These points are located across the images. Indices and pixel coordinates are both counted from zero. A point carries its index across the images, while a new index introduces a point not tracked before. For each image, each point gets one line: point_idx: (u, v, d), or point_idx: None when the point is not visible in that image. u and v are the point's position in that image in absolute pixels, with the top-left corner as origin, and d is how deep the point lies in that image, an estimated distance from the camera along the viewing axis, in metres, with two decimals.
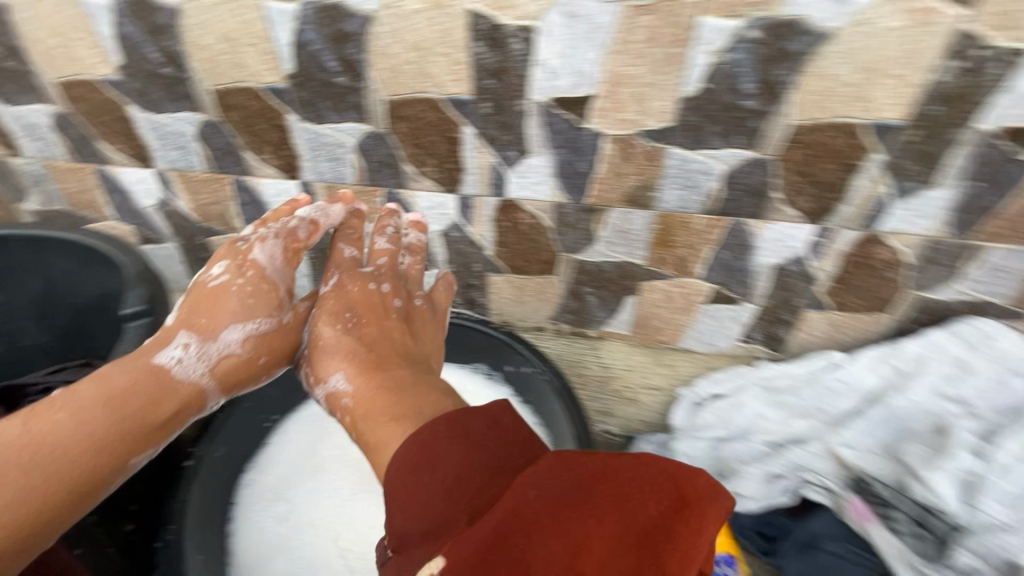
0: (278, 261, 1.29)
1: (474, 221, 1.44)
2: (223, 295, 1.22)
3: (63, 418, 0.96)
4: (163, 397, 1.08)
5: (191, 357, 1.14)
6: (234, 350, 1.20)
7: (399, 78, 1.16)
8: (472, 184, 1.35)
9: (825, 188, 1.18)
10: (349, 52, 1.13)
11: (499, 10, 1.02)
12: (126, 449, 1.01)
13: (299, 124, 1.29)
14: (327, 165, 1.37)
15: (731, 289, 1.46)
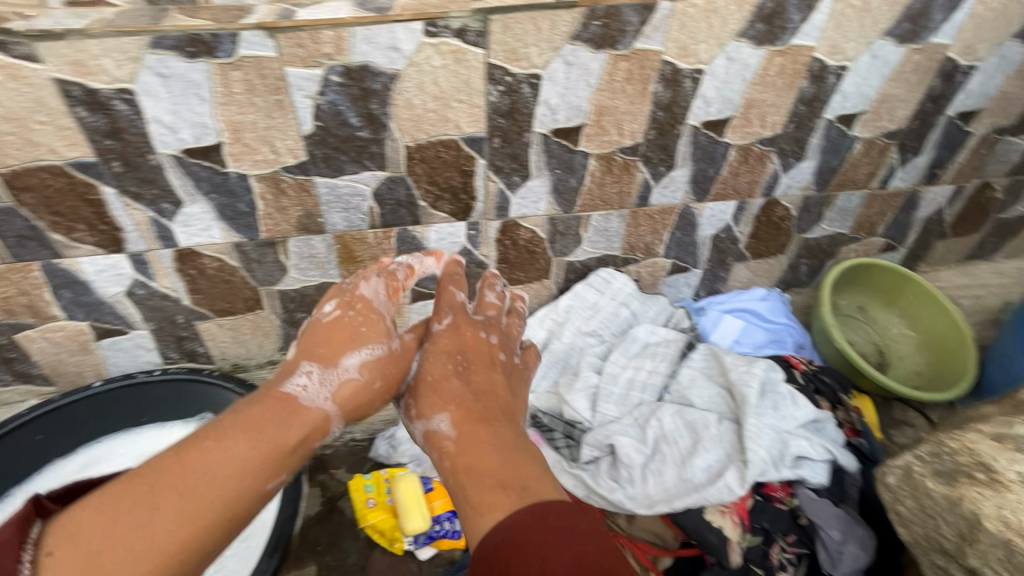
0: (382, 300, 0.87)
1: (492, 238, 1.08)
2: (354, 320, 0.83)
3: (226, 440, 0.67)
4: (352, 405, 0.81)
5: (320, 386, 0.78)
6: (352, 376, 0.80)
7: (429, 134, 0.91)
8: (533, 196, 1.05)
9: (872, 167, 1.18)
10: (353, 116, 0.86)
11: (506, 64, 0.85)
12: (274, 472, 0.69)
13: (286, 177, 0.91)
14: (340, 211, 0.97)
15: (688, 258, 1.23)
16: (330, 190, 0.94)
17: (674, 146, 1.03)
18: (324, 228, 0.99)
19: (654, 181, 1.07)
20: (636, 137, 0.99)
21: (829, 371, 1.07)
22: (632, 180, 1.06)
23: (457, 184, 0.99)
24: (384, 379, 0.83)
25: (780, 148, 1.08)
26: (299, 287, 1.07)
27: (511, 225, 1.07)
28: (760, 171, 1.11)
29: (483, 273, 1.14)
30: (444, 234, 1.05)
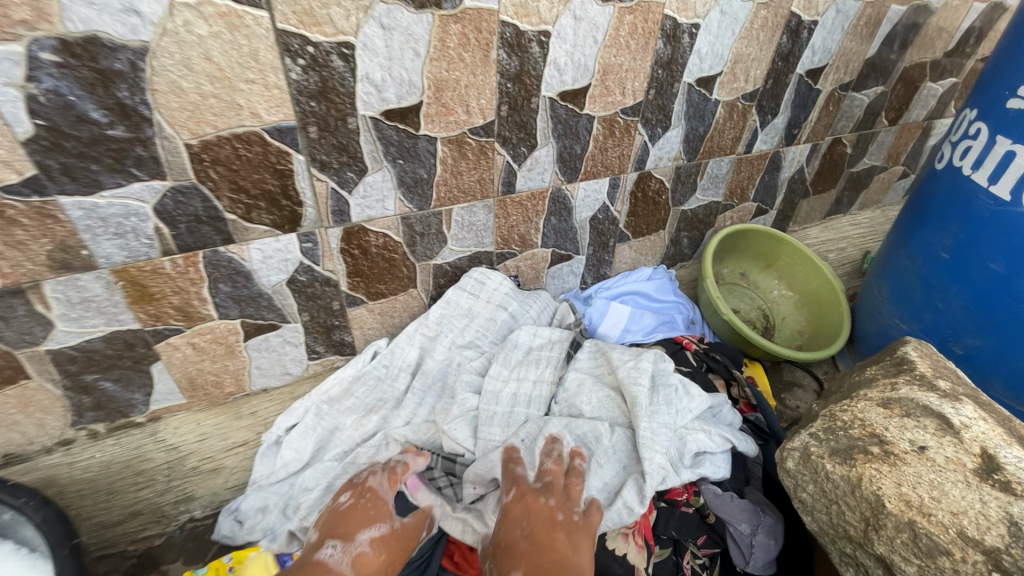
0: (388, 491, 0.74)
1: (332, 251, 0.90)
2: (373, 506, 0.70)
3: None
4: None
5: (344, 554, 0.64)
6: (366, 552, 0.65)
7: (216, 127, 0.70)
8: (370, 195, 0.86)
9: (735, 133, 1.14)
10: (93, 108, 0.63)
11: (302, 30, 0.67)
12: None
13: (11, 201, 0.66)
14: (112, 238, 0.74)
15: (566, 245, 1.13)
16: (89, 211, 0.70)
17: (532, 123, 0.91)
18: (94, 262, 0.74)
19: (516, 164, 0.94)
20: (486, 115, 0.86)
21: (720, 347, 1.03)
22: (491, 165, 0.92)
23: (272, 188, 0.79)
24: (393, 560, 0.66)
25: (645, 118, 1.01)
26: (78, 343, 0.81)
27: (357, 231, 0.89)
28: (628, 144, 1.03)
29: (334, 292, 0.95)
30: (270, 251, 0.85)
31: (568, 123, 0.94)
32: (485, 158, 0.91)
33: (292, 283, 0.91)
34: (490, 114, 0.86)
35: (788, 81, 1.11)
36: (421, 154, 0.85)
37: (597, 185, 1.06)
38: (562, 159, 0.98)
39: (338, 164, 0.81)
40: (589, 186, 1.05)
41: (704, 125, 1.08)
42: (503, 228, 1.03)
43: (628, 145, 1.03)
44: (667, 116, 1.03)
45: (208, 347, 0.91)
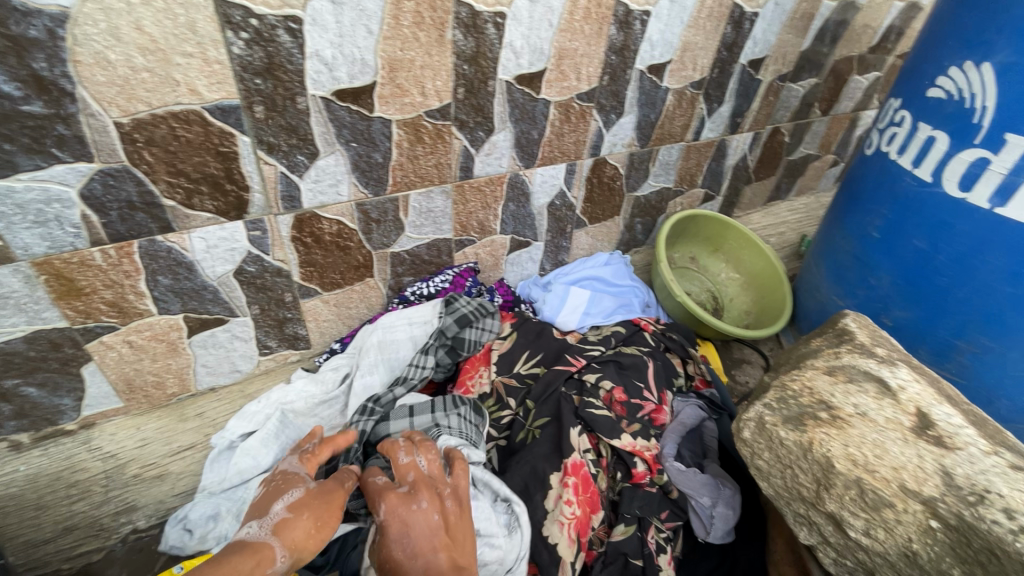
0: (300, 467, 0.66)
1: (284, 238, 0.85)
2: (286, 482, 0.62)
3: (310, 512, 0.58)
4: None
5: (262, 527, 0.55)
6: (285, 520, 0.56)
7: (150, 105, 0.65)
8: (324, 180, 0.83)
9: (685, 119, 1.17)
10: (3, 80, 0.57)
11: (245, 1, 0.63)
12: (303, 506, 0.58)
13: None
14: (31, 227, 0.67)
15: (526, 231, 1.13)
16: (3, 196, 0.63)
17: (490, 106, 0.90)
18: (9, 254, 0.67)
19: (473, 148, 0.93)
20: (443, 97, 0.84)
21: (675, 328, 1.07)
22: (448, 149, 0.90)
23: (214, 171, 0.73)
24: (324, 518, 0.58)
25: (600, 104, 1.02)
26: None
27: (309, 218, 0.85)
28: (584, 130, 1.04)
29: (286, 283, 0.91)
30: (215, 240, 0.80)
31: (525, 107, 0.93)
32: (441, 143, 0.89)
33: (240, 274, 0.85)
34: (447, 96, 0.84)
35: (732, 71, 1.16)
36: (375, 137, 0.83)
37: (554, 171, 1.07)
38: (518, 145, 0.98)
39: (287, 147, 0.76)
40: (546, 171, 1.05)
41: (655, 111, 1.11)
42: (461, 215, 1.01)
43: (583, 131, 1.04)
44: (620, 102, 1.04)
45: (148, 346, 0.85)
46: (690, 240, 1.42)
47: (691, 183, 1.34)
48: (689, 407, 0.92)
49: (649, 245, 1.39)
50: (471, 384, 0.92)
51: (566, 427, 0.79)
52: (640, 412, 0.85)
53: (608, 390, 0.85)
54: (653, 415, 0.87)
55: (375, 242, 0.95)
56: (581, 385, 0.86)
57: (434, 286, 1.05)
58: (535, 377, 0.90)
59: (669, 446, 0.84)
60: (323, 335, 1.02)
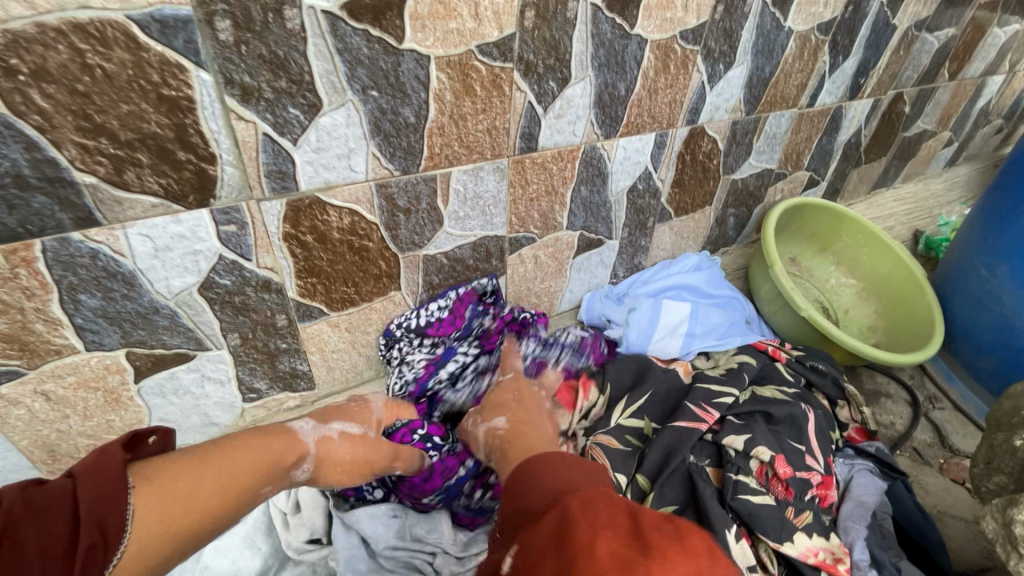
0: (381, 408, 0.66)
1: (272, 238, 0.58)
2: (357, 410, 0.63)
3: (337, 447, 0.55)
4: (191, 499, 0.38)
5: (314, 430, 0.54)
6: (332, 437, 0.56)
7: (31, 5, 0.38)
8: (329, 147, 0.55)
9: (803, 76, 0.89)
10: None
11: None
12: (347, 449, 0.56)
13: None
14: None
15: (598, 226, 0.85)
16: None
17: (566, 43, 0.62)
18: None
19: (541, 107, 0.66)
20: (504, 24, 0.57)
21: (815, 354, 0.80)
22: (507, 106, 0.63)
23: (156, 128, 0.46)
24: (357, 465, 0.56)
25: (706, 48, 0.74)
26: None
27: (309, 206, 0.58)
28: (683, 85, 0.76)
29: (278, 302, 0.64)
30: (166, 240, 0.53)
31: (613, 49, 0.66)
32: (497, 96, 0.62)
33: (210, 290, 0.58)
34: (510, 22, 0.57)
35: (867, 9, 0.87)
36: (405, 83, 0.55)
37: (640, 144, 0.79)
38: (597, 105, 0.70)
39: (273, 92, 0.49)
40: (629, 144, 0.78)
41: (772, 62, 0.82)
42: (517, 202, 0.73)
43: (682, 88, 0.76)
44: (732, 46, 0.76)
45: (75, 396, 0.58)
46: (789, 239, 1.14)
47: (797, 162, 1.05)
48: (862, 476, 0.64)
49: (739, 243, 1.10)
50: None
51: (713, 526, 0.53)
52: (808, 491, 0.58)
53: (762, 460, 0.58)
54: (821, 493, 0.59)
55: (405, 241, 0.68)
56: (718, 451, 0.61)
57: (427, 315, 0.75)
58: (642, 436, 0.65)
59: (859, 548, 0.56)
60: (335, 370, 0.75)
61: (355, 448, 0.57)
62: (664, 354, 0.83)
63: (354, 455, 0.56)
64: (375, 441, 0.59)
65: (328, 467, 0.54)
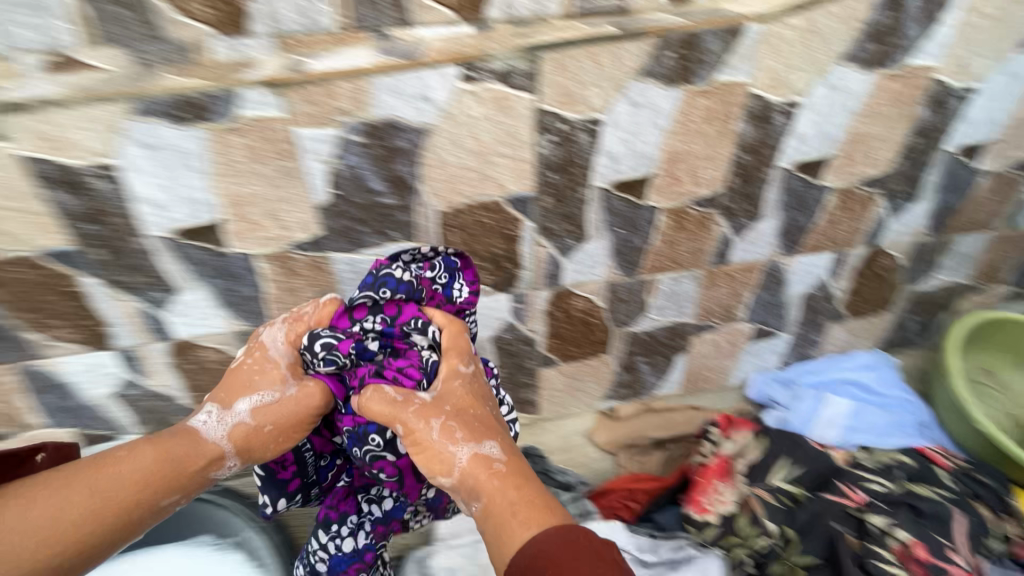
0: (281, 345, 0.66)
1: (539, 311, 0.91)
2: (254, 365, 0.65)
3: (257, 432, 0.62)
4: (29, 525, 0.50)
5: (217, 422, 0.62)
6: (245, 421, 0.62)
7: (466, 196, 0.75)
8: (586, 260, 0.86)
9: (997, 205, 0.96)
10: (377, 180, 0.71)
11: (560, 109, 0.70)
12: (283, 434, 0.63)
13: (299, 256, 0.76)
14: None
15: (773, 320, 1.03)
16: (351, 265, 0.78)
17: (761, 194, 0.85)
18: None
19: (735, 235, 0.89)
20: (716, 185, 0.82)
21: (983, 466, 0.86)
22: (709, 235, 0.87)
23: (498, 250, 0.81)
24: (284, 431, 0.63)
25: (887, 190, 0.89)
26: None
27: (565, 294, 0.89)
28: (863, 217, 0.91)
29: (531, 351, 0.96)
30: (484, 308, 0.88)
31: (799, 195, 0.86)
32: (702, 229, 0.87)
33: (497, 340, 0.92)
34: (719, 184, 0.82)
35: None
36: (640, 224, 0.84)
37: (818, 260, 0.96)
38: (781, 233, 0.90)
39: (562, 230, 0.82)
40: (808, 260, 0.95)
41: (957, 196, 0.93)
42: (705, 299, 0.96)
43: (861, 219, 0.92)
44: (914, 187, 0.90)
45: None
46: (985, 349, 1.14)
47: (993, 277, 1.08)
48: None
49: (921, 346, 1.15)
50: (707, 499, 0.85)
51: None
52: None
53: (903, 543, 0.73)
54: None
55: (619, 320, 0.95)
56: (860, 526, 0.77)
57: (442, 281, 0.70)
58: (794, 497, 0.81)
59: None
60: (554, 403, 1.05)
61: (281, 437, 0.63)
62: (823, 440, 1.02)
63: (289, 425, 0.63)
64: (298, 422, 0.64)
65: (289, 404, 0.63)
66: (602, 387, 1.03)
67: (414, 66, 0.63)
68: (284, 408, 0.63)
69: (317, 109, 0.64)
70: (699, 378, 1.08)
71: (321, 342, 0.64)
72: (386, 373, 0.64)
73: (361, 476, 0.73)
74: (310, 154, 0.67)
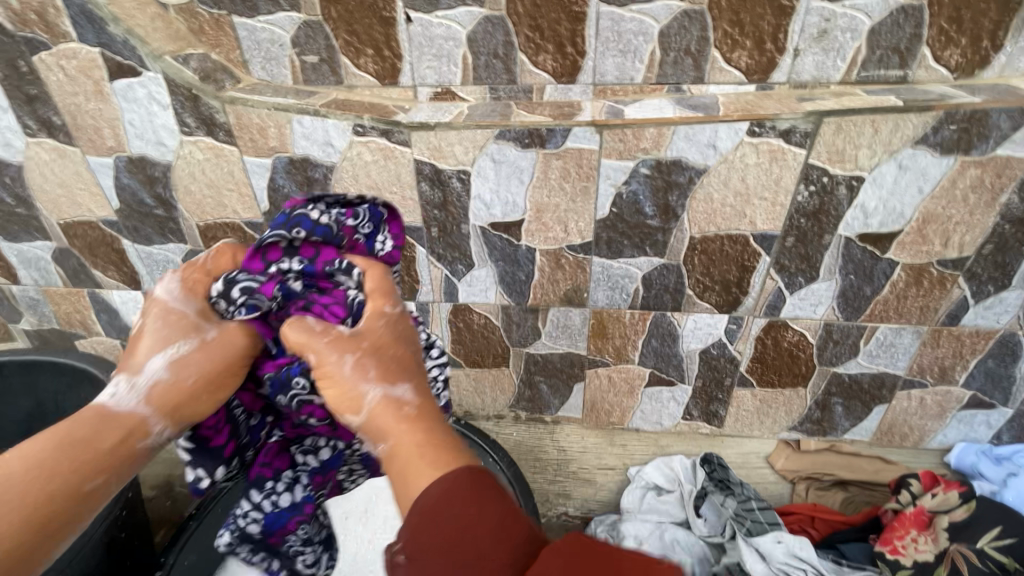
0: (181, 296, 0.59)
1: (751, 335, 1.00)
2: (166, 317, 0.58)
3: (189, 394, 0.56)
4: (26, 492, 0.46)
5: (127, 391, 0.54)
6: (159, 379, 0.55)
7: (718, 227, 0.88)
8: (810, 297, 0.94)
9: None
10: (650, 205, 0.87)
11: (827, 165, 0.79)
12: (204, 393, 0.56)
13: (569, 254, 0.95)
14: (606, 289, 0.98)
15: (994, 393, 1.00)
16: (604, 269, 0.96)
17: (1014, 265, 0.86)
18: (587, 302, 1.01)
19: (973, 300, 0.90)
20: (965, 250, 0.85)
21: None
22: (944, 296, 0.90)
23: (731, 276, 0.93)
24: (211, 381, 0.57)
25: None
26: (546, 353, 1.09)
27: (780, 325, 0.98)
28: None
29: (732, 370, 1.05)
30: (702, 323, 1.00)
31: None
32: (937, 289, 0.89)
33: (704, 353, 1.04)
34: (969, 249, 0.85)
35: None
36: (874, 274, 0.89)
37: None
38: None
39: (795, 268, 0.91)
40: None
41: None
42: (922, 356, 0.98)
43: None
44: None
45: (618, 383, 1.11)
46: None
47: None
48: None
49: None
50: (902, 544, 0.94)
51: None
52: None
53: None
54: None
55: (825, 358, 1.01)
56: None
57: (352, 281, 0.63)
58: (1001, 563, 0.88)
59: None
60: (738, 422, 1.13)
61: (208, 395, 0.57)
62: None
63: (202, 383, 0.56)
64: (205, 390, 0.56)
65: (192, 401, 0.56)
66: (790, 417, 1.09)
67: (711, 120, 0.78)
68: (206, 381, 0.56)
69: (623, 146, 0.82)
70: (894, 432, 1.08)
71: (241, 287, 0.59)
72: (311, 310, 0.60)
73: (295, 428, 0.67)
74: (607, 179, 0.85)
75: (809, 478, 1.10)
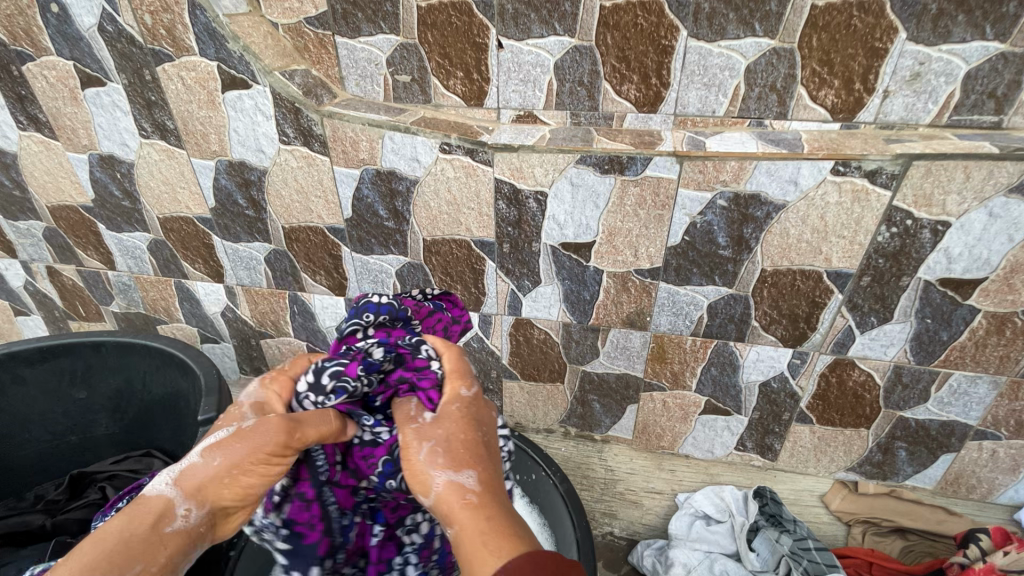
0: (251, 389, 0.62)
1: (815, 371, 0.99)
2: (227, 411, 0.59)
3: (234, 467, 0.55)
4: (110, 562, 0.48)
5: (174, 477, 0.54)
6: (195, 465, 0.55)
7: (792, 262, 0.88)
8: (882, 338, 0.92)
9: None
10: (724, 236, 0.88)
11: (912, 207, 0.79)
12: (255, 473, 0.55)
13: (637, 277, 0.96)
14: (670, 314, 0.99)
15: None
16: (670, 295, 0.97)
17: None
18: (649, 326, 1.02)
19: None
20: None
21: None
22: None
23: (800, 310, 0.92)
24: (250, 468, 0.55)
25: None
26: (602, 372, 1.11)
27: (847, 363, 0.96)
28: None
29: (792, 405, 1.04)
30: (766, 356, 0.99)
31: None
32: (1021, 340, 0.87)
33: (764, 386, 1.03)
34: None
35: None
36: (952, 320, 0.87)
37: None
38: None
39: (868, 308, 0.89)
40: None
41: None
42: (996, 407, 0.94)
43: None
44: None
45: (672, 408, 1.11)
46: None
47: None
48: None
49: None
50: None
51: None
52: None
53: None
54: None
55: (892, 401, 0.99)
56: None
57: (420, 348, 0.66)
58: None
59: None
60: (794, 457, 1.11)
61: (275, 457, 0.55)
62: None
63: (255, 467, 0.55)
64: (262, 460, 0.55)
65: (241, 487, 0.55)
66: (850, 458, 1.07)
67: (794, 156, 0.78)
68: (270, 447, 0.55)
69: (703, 178, 0.83)
70: (960, 483, 1.05)
71: (330, 371, 0.62)
72: (416, 391, 0.65)
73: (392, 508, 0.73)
74: (682, 207, 0.86)
75: (865, 522, 1.09)
